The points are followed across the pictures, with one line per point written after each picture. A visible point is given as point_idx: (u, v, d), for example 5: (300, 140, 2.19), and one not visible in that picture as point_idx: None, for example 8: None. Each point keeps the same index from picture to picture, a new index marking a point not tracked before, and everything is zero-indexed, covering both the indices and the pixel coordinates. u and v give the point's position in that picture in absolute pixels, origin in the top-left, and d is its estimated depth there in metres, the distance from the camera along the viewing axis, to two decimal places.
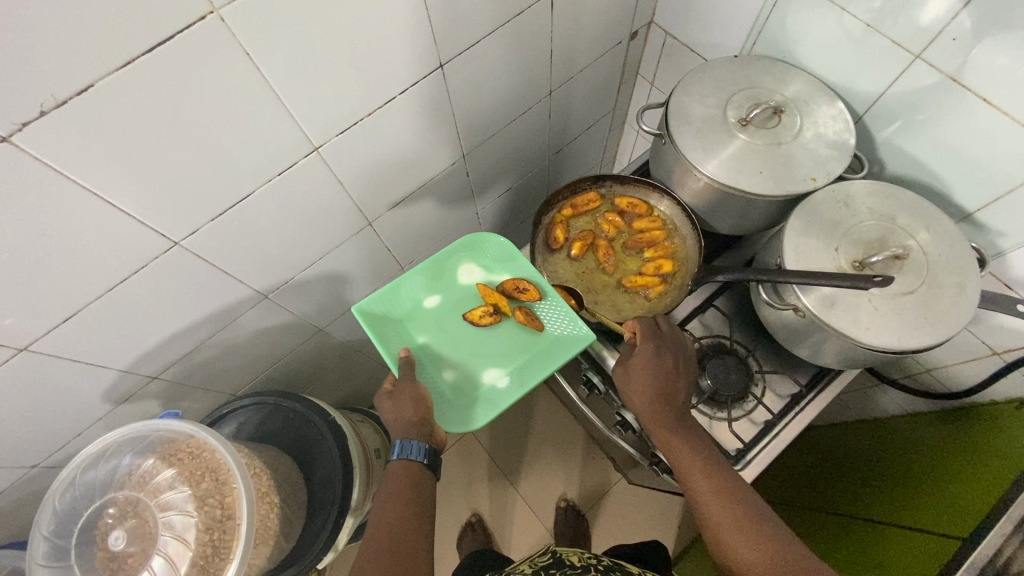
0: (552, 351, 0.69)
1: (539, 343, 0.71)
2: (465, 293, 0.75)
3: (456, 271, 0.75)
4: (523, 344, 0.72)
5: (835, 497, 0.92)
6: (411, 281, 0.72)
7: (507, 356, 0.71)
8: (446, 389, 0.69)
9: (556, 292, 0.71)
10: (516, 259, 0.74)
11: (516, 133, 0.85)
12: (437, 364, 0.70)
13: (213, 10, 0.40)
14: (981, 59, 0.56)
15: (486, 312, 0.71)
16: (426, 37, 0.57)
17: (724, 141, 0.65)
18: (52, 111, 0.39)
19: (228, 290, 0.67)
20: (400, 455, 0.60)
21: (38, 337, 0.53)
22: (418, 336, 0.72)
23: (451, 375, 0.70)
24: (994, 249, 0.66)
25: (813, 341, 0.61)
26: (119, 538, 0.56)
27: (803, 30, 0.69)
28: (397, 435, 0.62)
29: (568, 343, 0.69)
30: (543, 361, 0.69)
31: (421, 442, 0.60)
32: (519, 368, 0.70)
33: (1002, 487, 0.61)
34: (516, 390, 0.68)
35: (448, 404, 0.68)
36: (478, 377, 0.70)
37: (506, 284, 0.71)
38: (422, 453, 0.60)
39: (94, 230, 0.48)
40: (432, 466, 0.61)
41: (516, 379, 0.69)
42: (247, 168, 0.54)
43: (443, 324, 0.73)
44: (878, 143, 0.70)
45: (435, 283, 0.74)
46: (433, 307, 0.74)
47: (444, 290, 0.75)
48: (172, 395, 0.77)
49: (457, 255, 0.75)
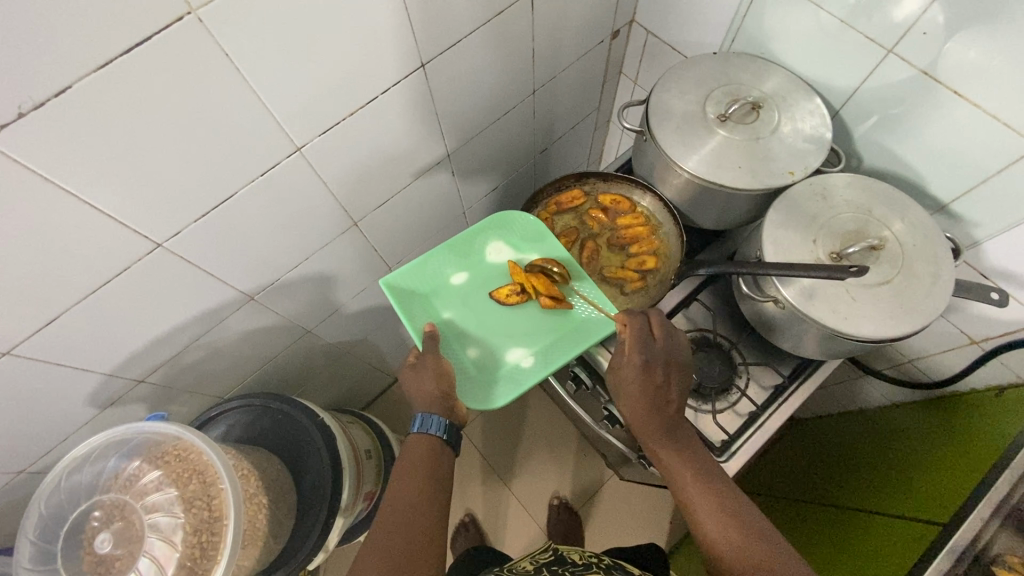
0: (580, 332, 0.69)
1: (566, 324, 0.71)
2: (493, 271, 0.74)
3: (486, 249, 0.75)
4: (549, 324, 0.71)
5: (821, 486, 0.93)
6: (440, 257, 0.73)
7: (534, 336, 0.71)
8: (471, 364, 0.69)
9: (585, 274, 0.72)
10: (549, 239, 0.74)
11: (500, 131, 0.86)
12: (462, 340, 0.70)
13: (191, 10, 0.41)
14: (952, 53, 0.57)
15: (514, 291, 0.70)
16: (407, 36, 0.57)
17: (703, 137, 0.66)
18: (30, 113, 0.39)
19: (213, 292, 0.67)
20: (419, 429, 0.61)
21: (20, 341, 0.53)
22: (442, 312, 0.71)
23: (475, 352, 0.70)
24: (969, 239, 0.67)
25: (794, 332, 0.62)
26: (105, 540, 0.56)
27: (779, 26, 0.71)
28: (418, 409, 0.63)
29: (597, 325, 0.69)
30: (570, 342, 0.69)
31: (441, 417, 0.61)
32: (544, 348, 0.70)
33: (979, 476, 0.62)
34: (540, 370, 0.68)
35: (470, 380, 0.68)
36: (502, 355, 0.70)
37: (537, 263, 0.71)
38: (443, 428, 0.61)
39: (75, 232, 0.48)
40: (451, 442, 0.61)
41: (541, 359, 0.69)
42: (230, 167, 0.54)
43: (470, 300, 0.72)
44: (855, 137, 0.72)
45: (464, 261, 0.74)
46: (459, 283, 0.73)
47: (473, 267, 0.74)
48: (158, 398, 0.76)
49: (487, 233, 0.75)
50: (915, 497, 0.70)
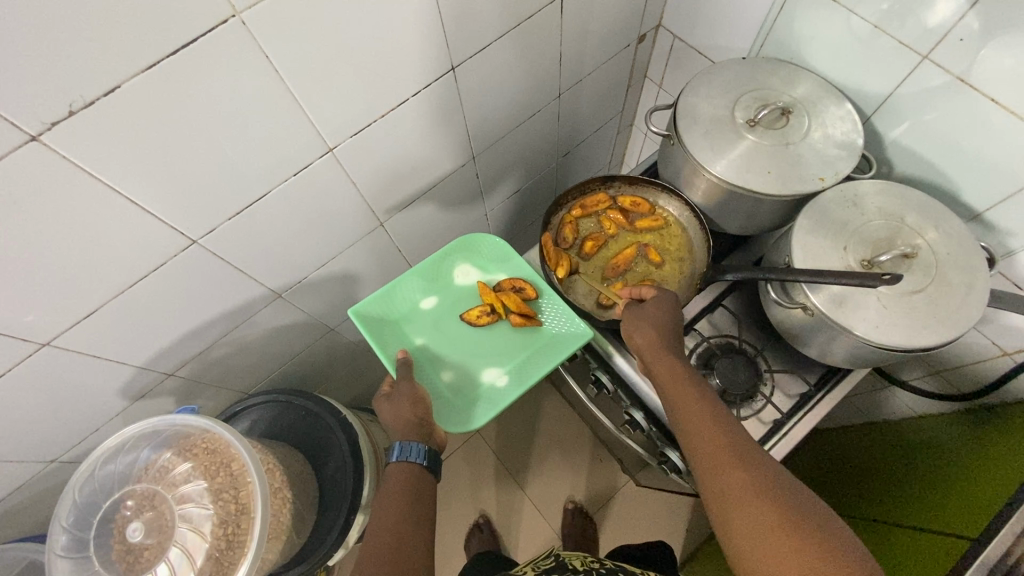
0: (551, 348, 0.72)
1: (536, 340, 0.73)
2: (461, 294, 0.76)
3: (452, 272, 0.77)
4: (521, 342, 0.73)
5: (846, 499, 0.93)
6: (407, 284, 0.75)
7: (506, 354, 0.73)
8: (444, 388, 0.71)
9: (552, 289, 0.74)
10: (511, 259, 0.77)
11: (525, 134, 0.86)
12: (436, 365, 0.72)
13: (235, 13, 0.42)
14: (989, 60, 0.56)
15: (484, 311, 0.73)
16: (437, 40, 0.58)
17: (732, 141, 0.66)
18: (80, 111, 0.40)
19: (243, 288, 0.68)
20: (399, 457, 0.61)
21: (59, 333, 0.55)
22: (416, 338, 0.73)
23: (449, 375, 0.72)
24: (1003, 249, 0.66)
25: (823, 340, 0.61)
26: (137, 530, 0.57)
27: (811, 31, 0.70)
28: (397, 436, 0.63)
29: (567, 339, 0.71)
30: (541, 359, 0.71)
31: (420, 444, 0.61)
32: (517, 366, 0.72)
33: (1013, 487, 0.60)
34: (515, 388, 0.70)
35: (447, 404, 0.70)
36: (476, 377, 0.72)
37: (503, 285, 0.74)
38: (422, 454, 0.61)
39: (114, 227, 0.50)
40: (432, 468, 0.62)
41: (516, 377, 0.71)
42: (265, 167, 0.56)
43: (440, 325, 0.74)
44: (886, 144, 0.71)
45: (432, 285, 0.76)
46: (430, 308, 0.75)
47: (440, 291, 0.76)
48: (186, 392, 0.78)
49: (453, 256, 0.77)
50: (944, 510, 0.68)
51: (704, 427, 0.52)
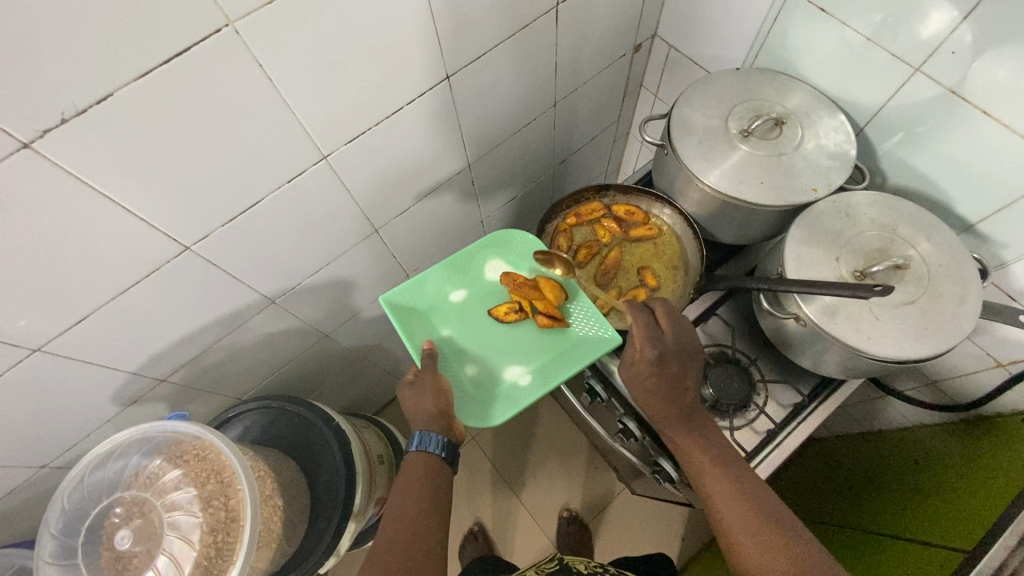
0: (577, 350, 0.70)
1: (563, 342, 0.72)
2: (491, 289, 0.76)
3: (484, 266, 0.77)
4: (545, 343, 0.72)
5: (841, 510, 0.93)
6: (436, 275, 0.74)
7: (531, 354, 0.72)
8: (467, 382, 0.70)
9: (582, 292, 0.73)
10: (545, 257, 0.75)
11: (521, 142, 0.87)
12: (460, 358, 0.71)
13: (228, 23, 0.42)
14: (981, 73, 0.56)
15: (513, 308, 0.72)
16: (432, 50, 0.59)
17: (725, 151, 0.66)
18: (72, 119, 0.40)
19: (237, 295, 0.68)
20: (418, 447, 0.62)
21: (50, 339, 0.55)
22: (442, 329, 0.72)
23: (473, 370, 0.71)
24: (997, 260, 0.66)
25: (816, 350, 0.61)
26: (125, 537, 0.57)
27: (803, 42, 0.71)
28: (416, 426, 0.63)
29: (596, 343, 0.70)
30: (566, 361, 0.70)
31: (439, 435, 0.62)
32: (542, 366, 0.71)
33: (1008, 499, 0.60)
34: (537, 389, 0.69)
35: (468, 398, 0.69)
36: (499, 373, 0.71)
37: (532, 282, 0.72)
38: (440, 446, 0.62)
39: (106, 234, 0.50)
40: (450, 460, 0.62)
41: (539, 378, 0.70)
42: (258, 174, 0.56)
43: (466, 318, 0.74)
44: (879, 155, 0.71)
45: (462, 278, 0.76)
46: (458, 300, 0.74)
47: (470, 284, 0.76)
48: (179, 398, 0.78)
49: (486, 250, 0.77)
50: (944, 522, 0.67)
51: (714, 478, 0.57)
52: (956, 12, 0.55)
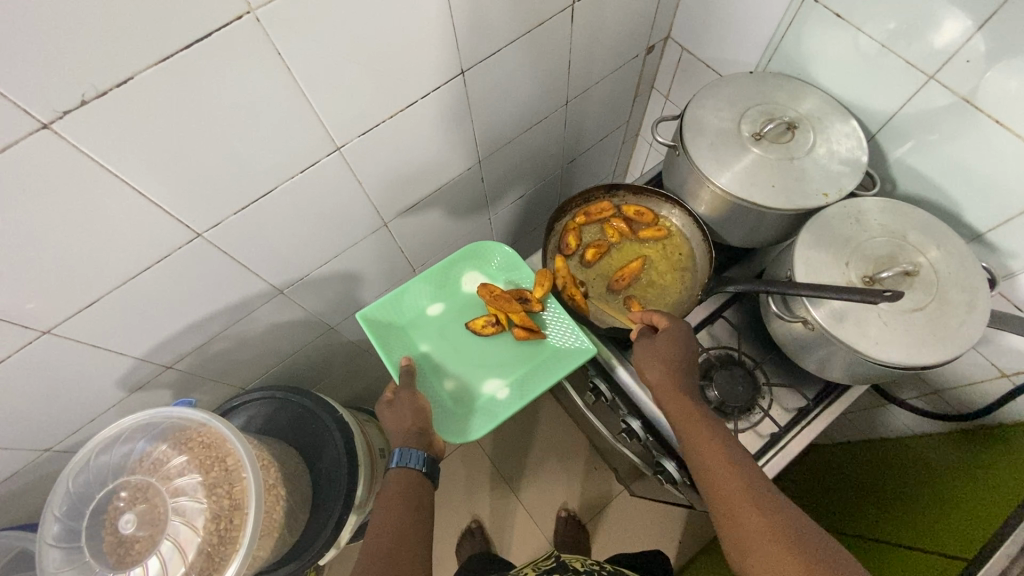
0: (553, 363, 0.71)
1: (540, 354, 0.73)
2: (467, 302, 0.77)
3: (460, 280, 0.78)
4: (523, 355, 0.74)
5: (842, 516, 0.93)
6: (415, 290, 0.75)
7: (508, 366, 0.73)
8: (446, 397, 0.71)
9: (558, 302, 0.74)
10: (518, 268, 0.76)
11: (532, 140, 0.87)
12: (439, 373, 0.72)
13: (250, 9, 0.42)
14: (995, 83, 0.56)
15: (489, 322, 0.73)
16: (449, 44, 0.59)
17: (737, 154, 0.66)
18: (92, 101, 0.40)
19: (245, 284, 0.68)
20: (399, 463, 0.61)
21: (59, 322, 0.55)
22: (422, 345, 0.74)
23: (451, 385, 0.72)
24: (1004, 270, 0.66)
25: (822, 355, 0.61)
26: (129, 521, 0.56)
27: (817, 48, 0.71)
28: (398, 443, 0.63)
29: (571, 354, 0.71)
30: (542, 373, 0.71)
31: (420, 450, 0.62)
32: (519, 379, 0.72)
33: (1012, 507, 0.59)
34: (515, 402, 0.70)
35: (447, 413, 0.70)
36: (477, 388, 0.72)
37: (511, 294, 0.72)
38: (422, 461, 0.62)
39: (118, 218, 0.50)
40: (431, 475, 0.62)
41: (517, 390, 0.71)
42: (272, 162, 0.56)
43: (445, 332, 0.75)
44: (890, 162, 0.71)
45: (439, 293, 0.77)
46: (436, 315, 0.76)
47: (447, 298, 0.77)
48: (184, 386, 0.78)
49: (461, 263, 0.78)
50: (945, 532, 0.66)
51: (707, 445, 0.55)
52: (970, 21, 0.55)
